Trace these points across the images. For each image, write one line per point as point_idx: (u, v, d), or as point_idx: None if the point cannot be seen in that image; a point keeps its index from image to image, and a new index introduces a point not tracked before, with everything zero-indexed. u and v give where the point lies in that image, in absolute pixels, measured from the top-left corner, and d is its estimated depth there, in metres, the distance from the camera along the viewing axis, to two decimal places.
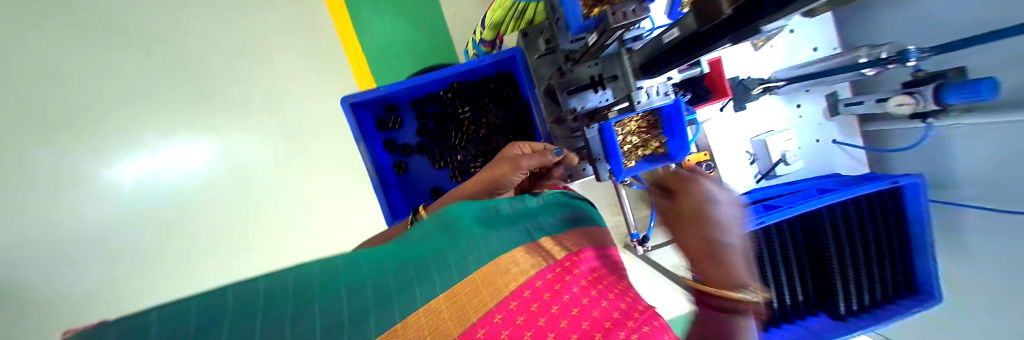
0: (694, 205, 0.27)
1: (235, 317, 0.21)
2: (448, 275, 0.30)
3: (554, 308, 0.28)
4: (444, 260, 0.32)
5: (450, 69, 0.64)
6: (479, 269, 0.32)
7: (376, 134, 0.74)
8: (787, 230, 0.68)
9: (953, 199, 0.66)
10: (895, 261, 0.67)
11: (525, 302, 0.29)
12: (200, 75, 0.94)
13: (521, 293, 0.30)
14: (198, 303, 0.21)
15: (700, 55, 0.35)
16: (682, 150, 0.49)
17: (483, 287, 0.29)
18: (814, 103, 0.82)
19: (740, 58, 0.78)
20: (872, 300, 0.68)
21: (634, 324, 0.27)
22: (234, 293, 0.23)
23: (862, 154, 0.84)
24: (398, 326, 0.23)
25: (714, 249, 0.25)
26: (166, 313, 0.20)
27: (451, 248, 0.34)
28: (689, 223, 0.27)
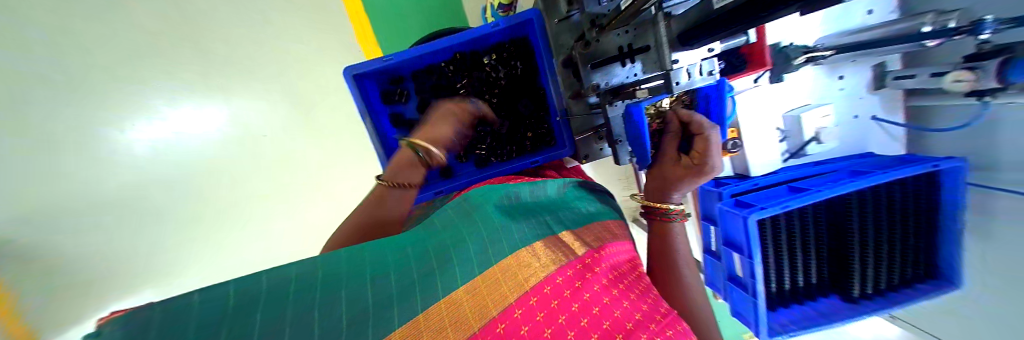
0: (690, 176, 0.45)
1: (268, 304, 0.23)
2: (470, 267, 0.30)
3: (576, 307, 0.27)
4: (464, 252, 0.32)
5: (456, 37, 0.59)
6: (501, 261, 0.31)
7: (382, 108, 0.69)
8: (812, 215, 0.64)
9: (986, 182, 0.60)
10: (920, 243, 0.65)
11: (546, 298, 0.28)
12: (198, 29, 0.88)
13: (542, 288, 0.28)
14: (237, 286, 0.23)
15: (756, 26, 0.30)
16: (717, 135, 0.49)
17: (509, 278, 0.29)
18: (858, 75, 0.74)
19: (787, 22, 0.69)
20: (890, 284, 0.67)
21: (657, 327, 0.26)
22: (267, 279, 0.25)
23: (900, 132, 0.77)
24: (419, 317, 0.24)
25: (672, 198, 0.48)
26: (212, 294, 0.22)
27: (474, 240, 0.34)
28: (671, 179, 0.47)
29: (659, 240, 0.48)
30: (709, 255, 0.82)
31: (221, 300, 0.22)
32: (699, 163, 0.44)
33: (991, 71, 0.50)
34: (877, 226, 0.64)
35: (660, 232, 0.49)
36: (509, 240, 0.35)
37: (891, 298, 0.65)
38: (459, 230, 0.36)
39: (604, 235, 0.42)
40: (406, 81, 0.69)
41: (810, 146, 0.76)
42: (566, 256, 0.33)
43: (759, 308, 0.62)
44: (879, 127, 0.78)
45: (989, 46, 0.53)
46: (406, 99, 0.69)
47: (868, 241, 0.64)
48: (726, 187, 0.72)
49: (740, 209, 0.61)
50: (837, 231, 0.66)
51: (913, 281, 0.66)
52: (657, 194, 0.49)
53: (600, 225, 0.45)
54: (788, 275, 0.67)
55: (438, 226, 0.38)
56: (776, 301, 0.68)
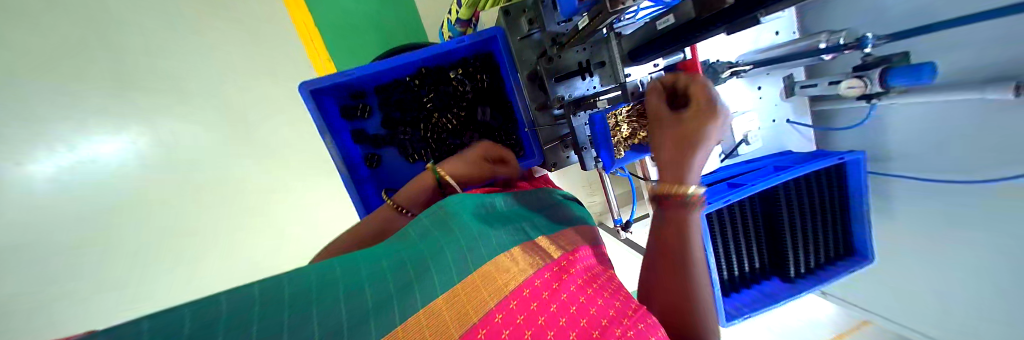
0: (705, 127, 0.35)
1: (229, 326, 0.19)
2: (448, 277, 0.29)
3: (554, 307, 0.27)
4: (444, 263, 0.31)
5: (420, 52, 0.58)
6: (479, 269, 0.31)
7: (343, 125, 0.66)
8: (750, 205, 0.73)
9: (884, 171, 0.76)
10: (838, 226, 0.76)
11: (525, 301, 0.27)
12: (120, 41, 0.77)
13: (521, 291, 0.28)
14: (198, 308, 0.19)
15: (692, 45, 0.34)
16: None
17: (487, 284, 0.28)
18: (773, 86, 0.88)
19: (713, 41, 0.81)
20: (821, 262, 0.76)
21: (631, 321, 0.26)
22: (231, 301, 0.21)
23: (809, 132, 0.92)
24: (398, 329, 0.23)
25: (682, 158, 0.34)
26: (163, 322, 0.17)
27: (451, 250, 0.33)
28: (682, 135, 0.35)
29: (675, 236, 0.32)
30: None
31: (175, 324, 0.18)
32: (702, 99, 0.36)
33: (875, 78, 0.63)
34: (801, 213, 0.74)
35: (676, 224, 0.32)
36: (487, 246, 0.34)
37: (823, 274, 0.74)
38: (435, 241, 0.35)
39: (579, 238, 0.43)
40: (369, 96, 0.67)
41: (741, 147, 0.87)
42: (543, 260, 0.34)
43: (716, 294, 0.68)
44: (793, 129, 0.92)
45: (870, 58, 0.65)
46: (369, 115, 0.67)
47: (796, 225, 0.74)
48: None
49: None
50: (771, 219, 0.76)
51: (839, 257, 0.76)
52: (668, 172, 0.35)
53: (574, 231, 0.45)
54: (736, 261, 0.75)
55: (411, 240, 0.37)
56: (729, 287, 0.76)
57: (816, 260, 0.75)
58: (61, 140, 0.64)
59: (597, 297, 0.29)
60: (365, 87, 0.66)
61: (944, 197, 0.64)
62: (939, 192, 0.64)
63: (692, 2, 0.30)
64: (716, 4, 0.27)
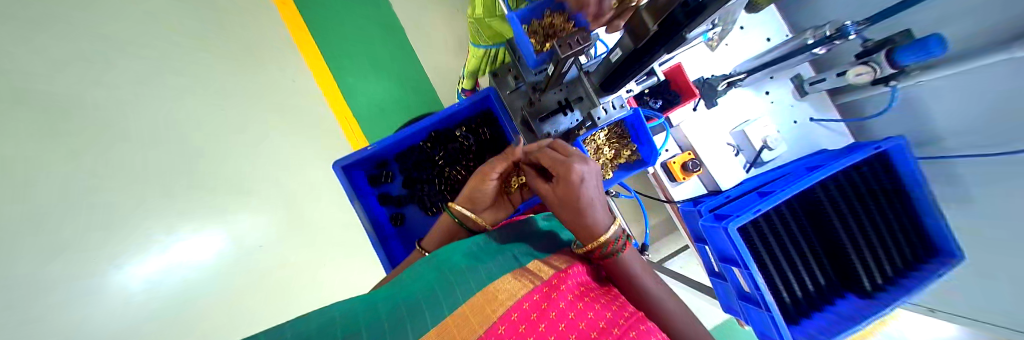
0: (577, 192, 0.42)
1: None
2: (439, 309, 0.31)
3: (543, 326, 0.28)
4: (437, 301, 0.32)
5: (428, 119, 0.68)
6: (468, 300, 0.32)
7: (370, 190, 0.76)
8: (788, 213, 0.66)
9: (936, 153, 0.66)
10: (904, 223, 0.65)
11: (514, 325, 0.28)
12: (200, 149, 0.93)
13: (508, 316, 0.29)
14: None
15: (645, 66, 0.38)
16: (651, 154, 0.61)
17: (479, 312, 0.30)
18: (783, 88, 0.84)
19: (698, 60, 0.84)
20: (901, 267, 0.64)
21: (621, 330, 0.28)
22: None
23: (842, 127, 0.85)
24: None
25: (582, 221, 0.44)
26: None
27: (444, 289, 0.34)
28: (569, 205, 0.44)
29: (616, 275, 0.45)
30: (715, 278, 0.80)
31: None
32: (562, 177, 0.43)
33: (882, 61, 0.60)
34: (853, 211, 0.65)
35: (610, 266, 0.45)
36: (476, 280, 0.36)
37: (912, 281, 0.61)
38: (431, 281, 0.37)
39: (572, 258, 0.43)
40: (390, 164, 0.78)
41: (765, 154, 0.82)
42: (532, 283, 0.35)
43: (777, 321, 0.58)
44: (822, 126, 0.85)
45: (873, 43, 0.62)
46: (392, 179, 0.77)
47: (852, 225, 0.64)
48: (702, 204, 0.76)
49: (718, 222, 0.64)
50: (820, 225, 0.67)
51: (924, 257, 0.63)
52: (581, 231, 0.45)
53: (560, 255, 0.45)
54: (795, 281, 0.64)
55: (408, 280, 0.39)
56: (795, 314, 0.64)
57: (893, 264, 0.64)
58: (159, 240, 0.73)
59: (588, 311, 0.31)
60: (387, 157, 0.77)
61: (1000, 180, 0.53)
62: (994, 174, 0.54)
63: (628, 35, 0.34)
64: (643, 32, 0.30)
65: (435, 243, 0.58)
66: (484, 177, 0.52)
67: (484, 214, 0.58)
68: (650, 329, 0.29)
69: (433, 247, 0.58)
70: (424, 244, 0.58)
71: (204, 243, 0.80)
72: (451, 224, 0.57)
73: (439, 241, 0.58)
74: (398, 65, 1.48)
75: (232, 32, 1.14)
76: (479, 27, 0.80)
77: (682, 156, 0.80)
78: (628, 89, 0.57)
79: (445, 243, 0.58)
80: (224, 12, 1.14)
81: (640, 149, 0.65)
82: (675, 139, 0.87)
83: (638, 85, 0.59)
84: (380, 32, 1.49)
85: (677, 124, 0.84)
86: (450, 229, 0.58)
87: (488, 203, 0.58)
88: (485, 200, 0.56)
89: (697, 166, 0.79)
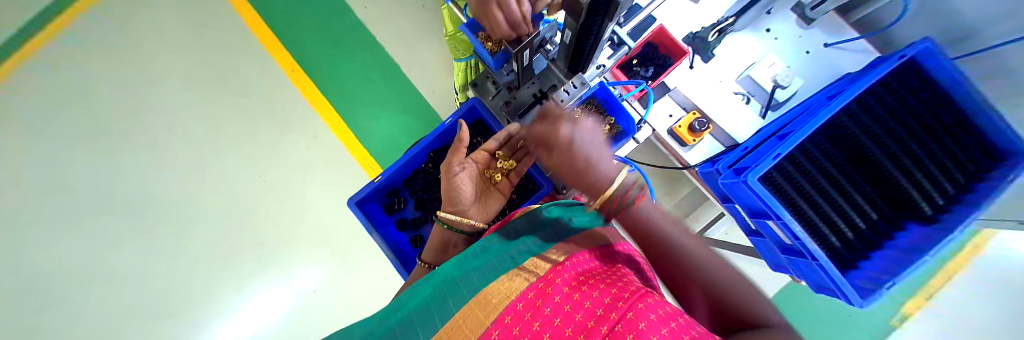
0: (573, 154, 0.41)
1: None
2: (433, 323, 0.29)
3: (536, 325, 0.24)
4: (430, 318, 0.30)
5: (422, 140, 0.72)
6: (461, 309, 0.30)
7: (388, 219, 0.82)
8: (813, 151, 0.58)
9: (986, 44, 0.53)
10: (952, 131, 0.52)
11: (506, 329, 0.25)
12: (265, 220, 1.20)
13: (502, 320, 0.26)
14: None
15: (592, 38, 0.39)
16: (630, 123, 0.63)
17: (471, 321, 0.27)
18: (784, 22, 0.75)
19: (683, 14, 0.80)
20: (969, 179, 0.50)
21: (617, 315, 0.23)
22: None
23: (865, 45, 0.71)
24: None
25: (588, 184, 0.41)
26: None
27: (438, 303, 0.32)
28: (572, 172, 0.42)
29: (637, 229, 0.40)
30: (755, 237, 0.73)
31: None
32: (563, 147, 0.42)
33: None
34: (888, 129, 0.54)
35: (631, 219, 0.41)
36: (469, 286, 0.34)
37: (977, 194, 0.48)
38: (425, 299, 0.35)
39: (573, 247, 0.40)
40: (401, 191, 0.84)
41: (779, 94, 0.72)
42: (528, 281, 0.31)
43: (829, 270, 0.50)
44: (839, 51, 0.72)
45: None
46: (405, 204, 0.82)
47: (887, 142, 0.54)
48: (720, 161, 0.68)
49: (738, 178, 0.58)
50: (850, 150, 0.57)
51: (987, 165, 0.50)
52: (590, 196, 0.43)
53: (566, 242, 0.42)
54: (829, 223, 0.55)
55: (406, 301, 0.37)
56: (846, 256, 0.54)
57: (955, 178, 0.50)
58: (251, 287, 1.14)
59: (585, 300, 0.26)
60: (397, 185, 0.83)
61: None
62: None
63: (568, 15, 0.35)
64: (578, 7, 0.31)
65: (434, 254, 0.60)
66: (450, 173, 0.58)
67: (472, 212, 0.60)
68: (652, 306, 0.23)
69: (432, 259, 0.60)
70: (424, 257, 0.60)
71: (274, 289, 1.15)
72: (442, 232, 0.58)
73: (436, 252, 0.60)
74: (396, 91, 1.42)
75: (252, 108, 1.31)
76: (456, 43, 0.88)
77: (685, 117, 0.76)
78: (601, 65, 0.59)
79: (442, 253, 0.60)
80: (241, 93, 1.32)
81: (619, 120, 0.67)
82: (677, 101, 0.81)
83: (609, 57, 0.59)
84: (375, 67, 1.43)
85: (674, 88, 0.79)
86: (447, 240, 0.59)
87: (471, 200, 0.59)
88: (463, 198, 0.57)
89: (705, 125, 0.74)
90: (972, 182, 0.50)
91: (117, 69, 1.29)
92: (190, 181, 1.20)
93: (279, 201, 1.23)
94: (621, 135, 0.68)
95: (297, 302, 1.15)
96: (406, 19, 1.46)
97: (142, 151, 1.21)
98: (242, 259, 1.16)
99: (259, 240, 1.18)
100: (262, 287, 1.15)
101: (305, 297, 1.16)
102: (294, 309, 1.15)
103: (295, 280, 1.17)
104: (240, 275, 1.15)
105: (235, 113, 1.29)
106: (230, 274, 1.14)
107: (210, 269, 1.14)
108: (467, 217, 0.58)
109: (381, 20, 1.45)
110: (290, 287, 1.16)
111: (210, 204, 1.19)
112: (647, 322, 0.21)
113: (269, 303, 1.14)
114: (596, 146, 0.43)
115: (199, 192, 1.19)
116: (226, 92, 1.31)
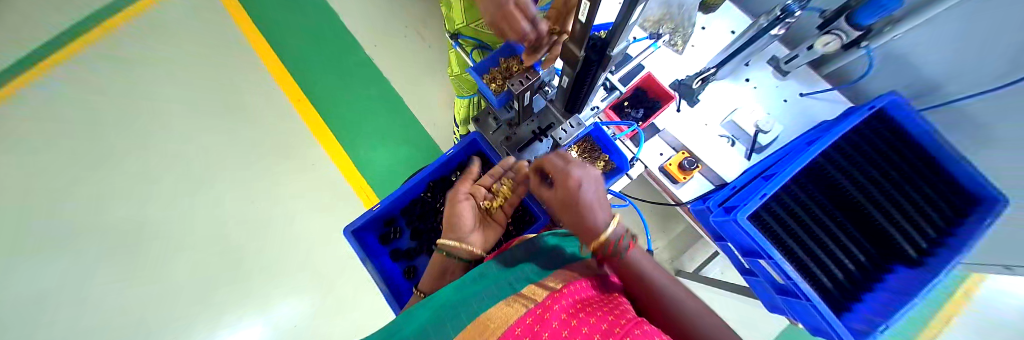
0: (572, 193, 0.45)
1: None
2: None
3: None
4: None
5: (422, 170, 0.74)
6: (458, 334, 0.29)
7: (382, 250, 0.80)
8: (800, 192, 0.60)
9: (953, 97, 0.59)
10: (926, 177, 0.56)
11: None
12: (253, 249, 1.18)
13: None
14: None
15: (586, 82, 0.42)
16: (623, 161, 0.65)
17: None
18: (761, 72, 0.82)
19: (668, 65, 0.88)
20: (948, 222, 0.53)
21: None
22: None
23: (838, 95, 0.77)
24: None
25: (582, 223, 0.44)
26: None
27: (434, 328, 0.32)
28: (568, 209, 0.46)
29: (628, 277, 0.42)
30: (749, 276, 0.74)
31: None
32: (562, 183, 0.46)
33: (844, 26, 0.58)
34: (866, 173, 0.58)
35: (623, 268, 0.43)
36: (467, 312, 0.33)
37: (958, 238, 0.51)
38: (421, 325, 0.34)
39: (572, 276, 0.40)
40: (399, 220, 0.84)
41: (761, 138, 0.78)
42: (525, 307, 0.32)
43: (823, 311, 0.49)
44: (816, 100, 0.78)
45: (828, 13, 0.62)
46: (401, 234, 0.82)
47: (866, 185, 0.57)
48: (710, 199, 0.71)
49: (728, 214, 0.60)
50: (833, 191, 0.60)
51: (965, 210, 0.53)
52: (584, 237, 0.45)
53: (563, 271, 0.43)
54: (821, 262, 0.56)
55: (400, 327, 0.37)
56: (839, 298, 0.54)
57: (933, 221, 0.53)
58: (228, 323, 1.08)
59: (582, 326, 0.27)
60: (395, 213, 0.84)
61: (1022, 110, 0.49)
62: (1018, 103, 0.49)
63: (566, 64, 0.39)
64: (574, 57, 0.35)
65: (430, 283, 0.58)
66: (455, 201, 0.59)
67: (471, 239, 0.58)
68: (648, 333, 0.24)
69: (429, 288, 0.59)
70: (421, 285, 0.59)
71: (251, 325, 1.08)
72: (443, 260, 0.58)
73: (435, 279, 0.58)
74: (398, 122, 1.46)
75: (256, 136, 1.34)
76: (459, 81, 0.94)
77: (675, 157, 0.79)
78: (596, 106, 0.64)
79: (438, 282, 0.58)
80: (248, 121, 1.36)
81: (613, 157, 0.70)
82: (666, 142, 0.85)
83: (603, 99, 0.64)
84: (381, 100, 1.49)
85: (663, 130, 0.84)
86: (441, 272, 0.58)
87: (471, 227, 0.59)
88: (465, 225, 0.57)
89: (694, 164, 0.77)
90: (951, 225, 0.53)
91: (137, 93, 1.35)
92: (183, 207, 1.19)
93: (271, 228, 1.22)
94: (615, 171, 0.71)
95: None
96: (414, 58, 1.56)
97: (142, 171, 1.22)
98: (223, 290, 1.11)
99: (243, 270, 1.14)
100: (240, 323, 1.09)
101: (285, 334, 1.10)
102: None
103: (276, 314, 1.11)
104: (218, 309, 1.09)
105: (238, 140, 1.32)
106: (207, 307, 1.09)
107: (187, 301, 1.09)
108: (466, 242, 0.56)
109: (390, 58, 1.55)
110: (270, 322, 1.10)
111: (200, 230, 1.17)
112: None
113: None
114: (594, 189, 0.46)
115: (191, 218, 1.18)
116: (233, 120, 1.35)
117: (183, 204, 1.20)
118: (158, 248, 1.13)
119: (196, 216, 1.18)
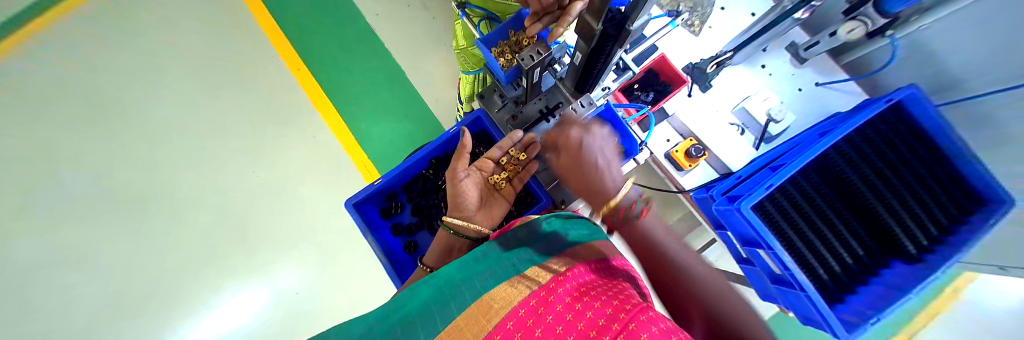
0: (584, 157, 0.47)
1: None
2: (435, 324, 0.29)
3: (538, 331, 0.25)
4: (431, 320, 0.30)
5: (425, 147, 0.73)
6: (462, 313, 0.30)
7: (383, 224, 0.80)
8: (806, 185, 0.59)
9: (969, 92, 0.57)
10: (937, 174, 0.55)
11: (508, 334, 0.25)
12: (255, 219, 1.18)
13: (503, 326, 0.26)
14: None
15: (599, 60, 0.40)
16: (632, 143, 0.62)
17: (473, 325, 0.27)
18: (778, 59, 0.78)
19: (682, 47, 0.84)
20: (952, 220, 0.52)
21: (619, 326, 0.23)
22: None
23: (856, 87, 0.74)
24: None
25: (594, 187, 0.45)
26: None
27: (438, 305, 0.32)
28: (579, 171, 0.47)
29: (636, 242, 0.39)
30: (745, 265, 0.74)
31: None
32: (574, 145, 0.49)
33: (871, 13, 0.56)
34: (875, 168, 0.57)
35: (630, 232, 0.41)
36: (471, 291, 0.34)
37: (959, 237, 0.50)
38: (424, 302, 0.35)
39: (575, 260, 0.40)
40: (400, 195, 0.84)
41: (772, 127, 0.75)
42: (529, 289, 0.32)
43: (816, 302, 0.50)
44: (832, 90, 0.75)
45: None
46: (402, 209, 0.82)
47: (873, 180, 0.56)
48: (714, 188, 0.70)
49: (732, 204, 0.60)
50: (838, 185, 0.59)
51: (970, 208, 0.52)
52: (595, 202, 0.46)
53: (565, 254, 0.43)
54: (818, 254, 0.56)
55: (404, 303, 0.37)
56: (833, 290, 0.55)
57: (938, 218, 0.53)
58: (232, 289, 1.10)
59: (587, 310, 0.27)
60: (396, 189, 0.83)
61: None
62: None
63: (580, 40, 0.37)
64: (590, 32, 0.33)
65: (436, 259, 0.59)
66: (455, 180, 0.58)
67: (478, 219, 0.60)
68: (654, 320, 0.24)
69: (434, 263, 0.59)
70: (427, 260, 0.60)
71: (254, 292, 1.11)
72: (449, 237, 0.58)
73: (441, 256, 0.59)
74: (399, 97, 1.43)
75: (253, 105, 1.31)
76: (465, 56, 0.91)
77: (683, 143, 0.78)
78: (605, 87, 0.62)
79: (445, 258, 0.59)
80: (244, 90, 1.32)
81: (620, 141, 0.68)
82: (675, 127, 0.84)
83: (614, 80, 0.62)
84: (381, 72, 1.45)
85: (672, 115, 0.83)
86: (446, 248, 0.59)
87: (477, 206, 0.60)
88: (469, 204, 0.58)
89: (701, 151, 0.76)
90: (955, 223, 0.52)
91: (126, 54, 1.29)
92: (181, 174, 1.18)
93: (271, 199, 1.22)
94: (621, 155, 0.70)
95: (277, 306, 1.12)
96: (415, 29, 1.49)
97: (138, 136, 1.19)
98: (226, 257, 1.13)
99: (245, 239, 1.16)
100: (242, 289, 1.11)
101: (287, 301, 1.13)
102: (273, 314, 1.11)
103: (278, 282, 1.14)
104: (221, 275, 1.11)
105: (235, 109, 1.29)
106: (210, 273, 1.11)
107: (190, 267, 1.10)
108: (473, 222, 0.58)
109: (391, 28, 1.48)
110: (272, 289, 1.12)
111: (199, 198, 1.17)
112: (649, 334, 0.22)
113: (246, 307, 1.10)
114: (607, 156, 0.48)
115: (189, 186, 1.17)
116: (229, 87, 1.31)
117: (181, 170, 1.19)
118: (158, 214, 1.13)
119: (195, 184, 1.18)
